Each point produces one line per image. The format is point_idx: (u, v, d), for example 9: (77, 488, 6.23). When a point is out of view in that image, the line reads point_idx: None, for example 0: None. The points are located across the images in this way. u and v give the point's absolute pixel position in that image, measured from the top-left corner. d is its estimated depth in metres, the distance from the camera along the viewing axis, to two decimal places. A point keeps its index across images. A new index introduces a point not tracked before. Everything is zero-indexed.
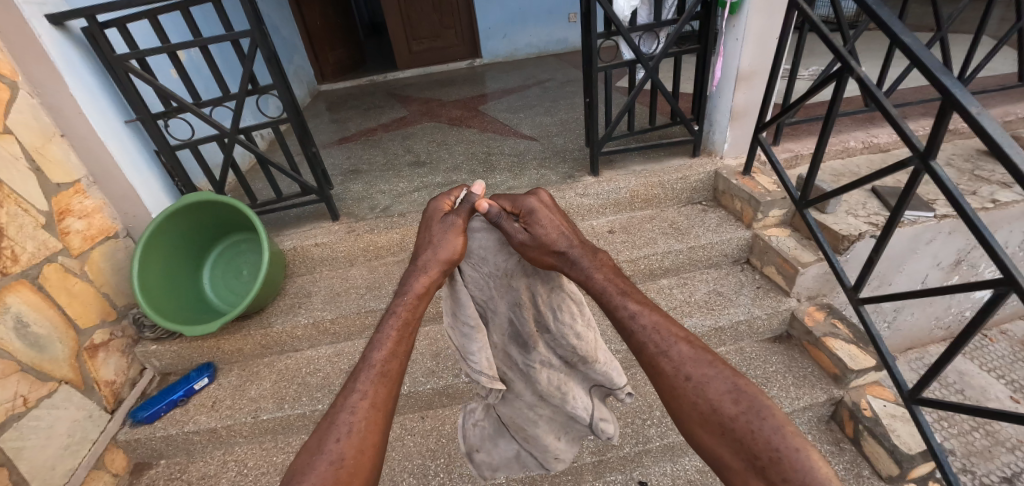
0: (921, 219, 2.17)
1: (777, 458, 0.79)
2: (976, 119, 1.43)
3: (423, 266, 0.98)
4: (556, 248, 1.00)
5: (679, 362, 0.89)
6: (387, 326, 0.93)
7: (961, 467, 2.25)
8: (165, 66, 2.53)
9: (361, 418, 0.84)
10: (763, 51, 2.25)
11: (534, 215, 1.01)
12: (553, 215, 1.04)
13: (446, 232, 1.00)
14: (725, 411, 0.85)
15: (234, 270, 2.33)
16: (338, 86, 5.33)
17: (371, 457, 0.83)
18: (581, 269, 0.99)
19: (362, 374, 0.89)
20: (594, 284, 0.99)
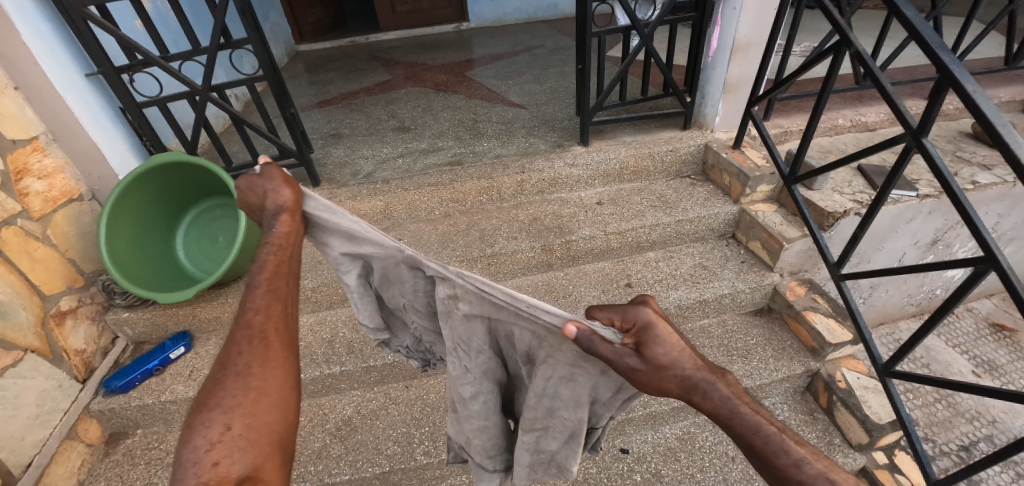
0: (905, 198, 2.19)
1: None
2: (971, 97, 1.42)
3: (274, 207, 1.00)
4: (684, 369, 0.82)
5: None
6: (262, 250, 0.95)
7: (923, 436, 2.37)
8: (128, 15, 2.34)
9: (259, 330, 0.88)
10: (760, 21, 2.19)
11: (648, 331, 0.85)
12: (670, 329, 0.87)
13: (275, 178, 1.03)
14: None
15: (208, 236, 2.23)
16: (318, 46, 5.10)
17: (279, 363, 0.86)
18: (722, 401, 0.80)
19: (251, 294, 0.92)
20: (745, 427, 0.79)
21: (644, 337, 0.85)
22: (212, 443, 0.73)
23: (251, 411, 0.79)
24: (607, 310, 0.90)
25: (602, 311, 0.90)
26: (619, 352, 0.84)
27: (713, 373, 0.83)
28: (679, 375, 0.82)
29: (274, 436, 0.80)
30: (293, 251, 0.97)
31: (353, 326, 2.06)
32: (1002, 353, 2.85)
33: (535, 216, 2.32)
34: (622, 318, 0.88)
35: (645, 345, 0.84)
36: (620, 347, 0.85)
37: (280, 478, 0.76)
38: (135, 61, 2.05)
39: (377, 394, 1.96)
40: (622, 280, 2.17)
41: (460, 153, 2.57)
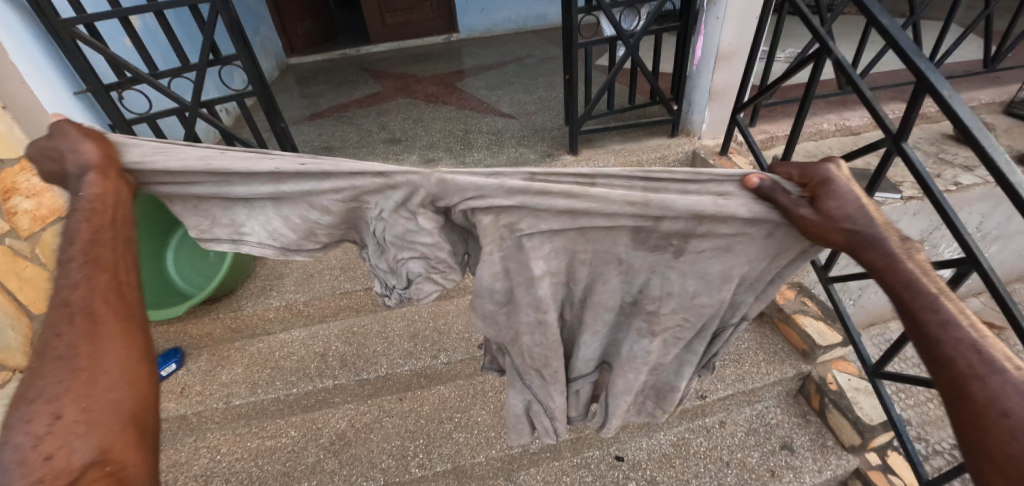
0: (889, 201, 2.23)
1: None
2: (947, 102, 1.45)
3: (84, 175, 0.94)
4: (865, 227, 0.88)
5: (999, 391, 0.77)
6: (75, 220, 0.90)
7: (916, 436, 2.39)
8: (117, 33, 2.35)
9: (79, 309, 0.85)
10: (742, 30, 2.24)
11: (829, 186, 0.91)
12: (859, 192, 0.91)
13: (82, 140, 0.97)
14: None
15: (201, 252, 2.26)
16: (308, 59, 5.12)
17: (117, 340, 0.86)
18: (884, 254, 0.87)
19: (67, 271, 0.87)
20: (900, 278, 0.87)
21: (828, 189, 0.91)
22: (42, 436, 0.73)
23: (85, 395, 0.79)
24: (795, 165, 0.98)
25: (790, 166, 0.99)
26: (795, 201, 0.93)
27: (892, 230, 0.89)
28: (845, 228, 0.89)
29: (122, 413, 0.82)
30: (115, 212, 0.95)
31: (346, 338, 2.06)
32: None
33: None
34: (813, 175, 0.94)
35: (825, 196, 0.91)
36: (798, 197, 0.93)
37: (135, 452, 0.81)
38: (124, 78, 2.06)
39: (370, 407, 1.95)
40: None
41: (451, 164, 2.59)
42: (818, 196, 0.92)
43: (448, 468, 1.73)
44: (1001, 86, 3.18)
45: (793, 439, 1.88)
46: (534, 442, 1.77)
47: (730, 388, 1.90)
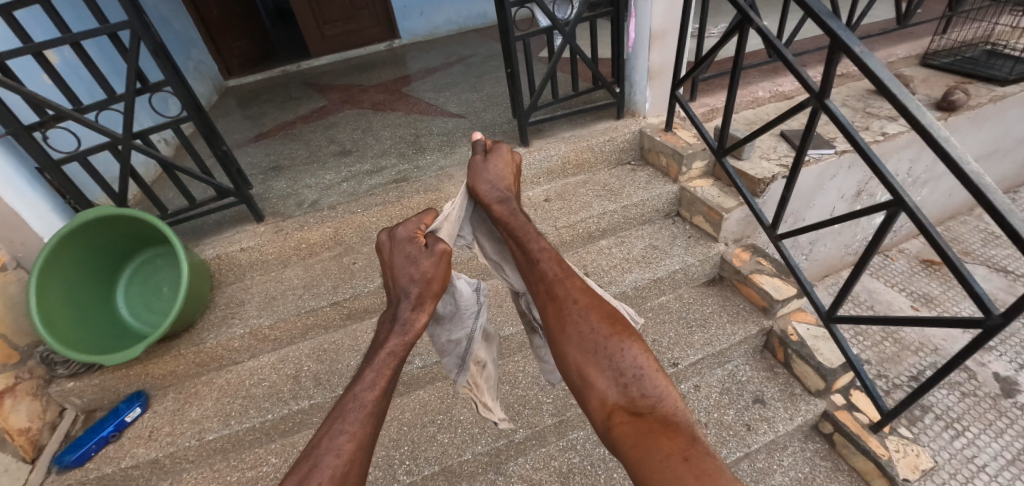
0: (824, 156, 2.38)
1: (639, 375, 1.01)
2: (860, 57, 1.55)
3: (508, 188, 1.33)
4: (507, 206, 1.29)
5: (569, 289, 1.17)
6: (381, 365, 1.00)
7: (876, 373, 2.55)
8: (32, 70, 2.22)
9: (345, 459, 0.86)
10: (671, 9, 2.32)
11: (494, 155, 1.40)
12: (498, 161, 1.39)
13: (439, 239, 1.19)
14: (626, 368, 1.02)
15: (153, 289, 2.14)
16: (247, 79, 4.96)
17: (355, 471, 0.86)
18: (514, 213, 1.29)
19: (349, 413, 0.92)
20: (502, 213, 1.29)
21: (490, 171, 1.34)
22: None
23: None
24: (488, 165, 1.36)
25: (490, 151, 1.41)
26: (484, 168, 1.35)
27: (553, 261, 1.22)
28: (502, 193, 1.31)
29: None
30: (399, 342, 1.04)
31: (318, 357, 2.03)
32: (934, 286, 3.10)
33: None
34: (486, 159, 1.39)
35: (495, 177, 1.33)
36: (484, 156, 1.39)
37: None
38: (46, 117, 1.95)
39: None
40: (579, 271, 2.22)
41: (405, 170, 2.57)
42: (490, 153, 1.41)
43: (436, 471, 1.72)
44: (915, 40, 3.40)
45: (764, 392, 1.97)
46: (519, 431, 1.79)
47: (700, 352, 1.96)
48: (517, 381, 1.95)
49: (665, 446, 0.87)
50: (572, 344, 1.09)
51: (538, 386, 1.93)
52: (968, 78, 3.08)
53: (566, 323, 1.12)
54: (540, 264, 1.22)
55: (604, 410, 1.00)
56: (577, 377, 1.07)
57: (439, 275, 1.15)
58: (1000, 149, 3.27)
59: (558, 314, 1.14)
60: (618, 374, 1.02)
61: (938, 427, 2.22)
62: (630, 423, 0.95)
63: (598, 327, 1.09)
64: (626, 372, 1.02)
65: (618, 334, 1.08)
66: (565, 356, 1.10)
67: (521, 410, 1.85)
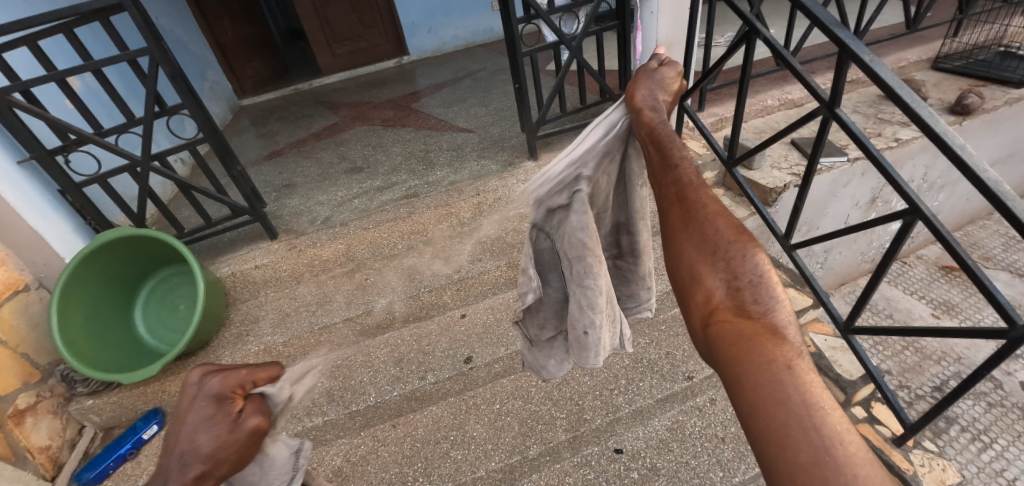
0: (837, 164, 2.36)
1: (756, 281, 0.74)
2: (869, 66, 1.54)
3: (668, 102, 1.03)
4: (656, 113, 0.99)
5: (691, 182, 0.87)
6: None
7: (897, 383, 2.49)
8: (55, 96, 2.29)
9: None
10: (677, 21, 2.33)
11: (663, 66, 1.05)
12: (667, 83, 1.05)
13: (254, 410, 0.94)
14: (744, 271, 0.75)
15: (169, 307, 2.17)
16: (261, 98, 5.07)
17: None
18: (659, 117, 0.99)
19: None
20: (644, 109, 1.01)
21: (650, 84, 1.04)
22: None
23: None
24: (660, 73, 1.05)
25: (663, 68, 1.06)
26: (654, 71, 1.04)
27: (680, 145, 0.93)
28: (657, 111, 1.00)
29: None
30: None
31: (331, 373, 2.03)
32: (954, 293, 3.03)
33: (497, 235, 2.37)
34: (663, 66, 1.05)
35: (654, 89, 1.03)
36: (659, 61, 1.05)
37: None
38: (69, 141, 2.01)
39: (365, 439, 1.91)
40: None
41: (416, 185, 2.60)
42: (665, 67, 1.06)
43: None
44: (925, 44, 3.37)
45: None
46: (533, 447, 1.77)
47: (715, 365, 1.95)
48: (530, 397, 1.93)
49: (769, 350, 0.66)
50: (689, 243, 0.81)
51: (552, 401, 1.91)
52: (981, 81, 3.04)
53: (679, 216, 0.84)
54: (679, 158, 0.91)
55: (705, 309, 0.76)
56: (680, 273, 0.82)
57: (234, 453, 0.89)
58: (1018, 152, 3.22)
59: (685, 209, 0.84)
60: (734, 277, 0.75)
61: (965, 439, 2.16)
62: (737, 326, 0.71)
63: (719, 219, 0.81)
64: (744, 276, 0.75)
65: (741, 232, 0.79)
66: (672, 250, 0.84)
67: (534, 426, 1.84)
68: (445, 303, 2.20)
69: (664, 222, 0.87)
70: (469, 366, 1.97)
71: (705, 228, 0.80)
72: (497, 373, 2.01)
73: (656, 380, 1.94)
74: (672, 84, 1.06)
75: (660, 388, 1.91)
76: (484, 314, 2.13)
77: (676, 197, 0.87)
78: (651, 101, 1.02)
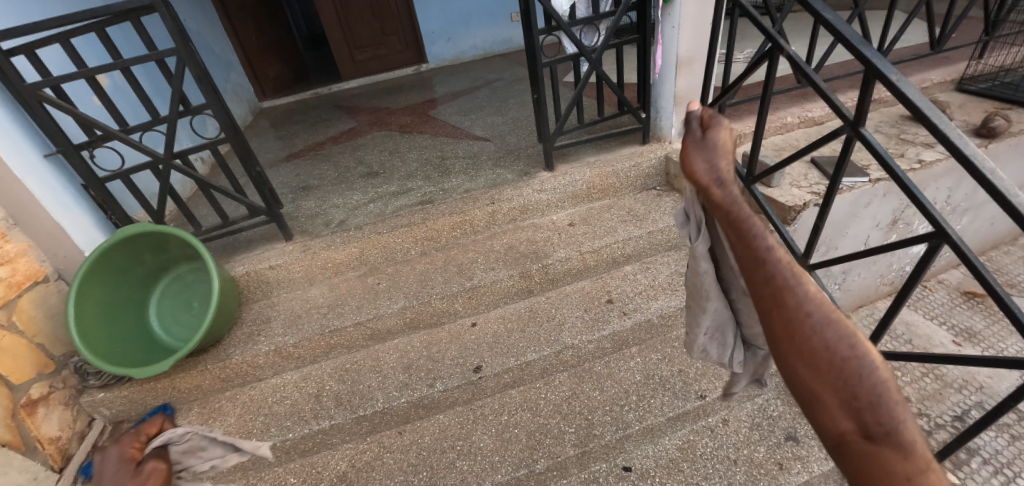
0: (858, 184, 2.32)
1: (876, 400, 0.82)
2: (896, 86, 1.52)
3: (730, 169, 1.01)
4: (722, 185, 0.98)
5: (800, 295, 0.91)
6: None
7: (917, 411, 2.41)
8: (84, 93, 2.35)
9: None
10: (698, 36, 2.33)
11: (715, 127, 1.03)
12: (722, 144, 1.03)
13: None
14: (860, 391, 0.83)
15: (183, 303, 2.19)
16: (281, 100, 5.15)
17: None
18: (731, 197, 0.98)
19: None
20: (712, 184, 1.00)
21: (705, 151, 1.02)
22: None
23: None
24: (715, 136, 1.03)
25: (714, 125, 1.03)
26: (704, 138, 1.03)
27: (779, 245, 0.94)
28: (721, 180, 0.99)
29: None
30: None
31: (339, 376, 2.03)
32: (977, 320, 2.95)
33: (510, 244, 2.37)
34: (710, 124, 1.04)
35: (710, 155, 1.02)
36: (707, 126, 1.04)
37: None
38: (95, 136, 2.05)
39: (370, 444, 1.89)
40: (603, 297, 2.19)
41: (431, 192, 2.60)
42: (713, 125, 1.04)
43: None
44: (950, 65, 3.32)
45: None
46: (540, 461, 1.74)
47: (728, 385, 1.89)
48: (539, 409, 1.91)
49: (895, 466, 0.78)
50: (803, 362, 0.89)
51: (560, 414, 1.88)
52: (1008, 104, 2.98)
53: (789, 334, 0.91)
54: (766, 260, 0.93)
55: (835, 435, 0.86)
56: (801, 388, 0.90)
57: None
58: None
59: (792, 331, 0.90)
60: (854, 398, 0.84)
61: (986, 472, 2.09)
62: (866, 450, 0.81)
63: (830, 334, 0.87)
64: (863, 397, 0.83)
65: (857, 349, 0.86)
66: (788, 365, 0.92)
67: (542, 439, 1.80)
68: (455, 310, 2.19)
69: (775, 333, 0.94)
70: (478, 376, 1.92)
71: (820, 348, 0.87)
72: (506, 383, 1.99)
73: (668, 397, 1.89)
74: (726, 147, 1.02)
75: (671, 406, 1.86)
76: (495, 324, 2.15)
77: (779, 307, 0.92)
78: (714, 169, 1.00)
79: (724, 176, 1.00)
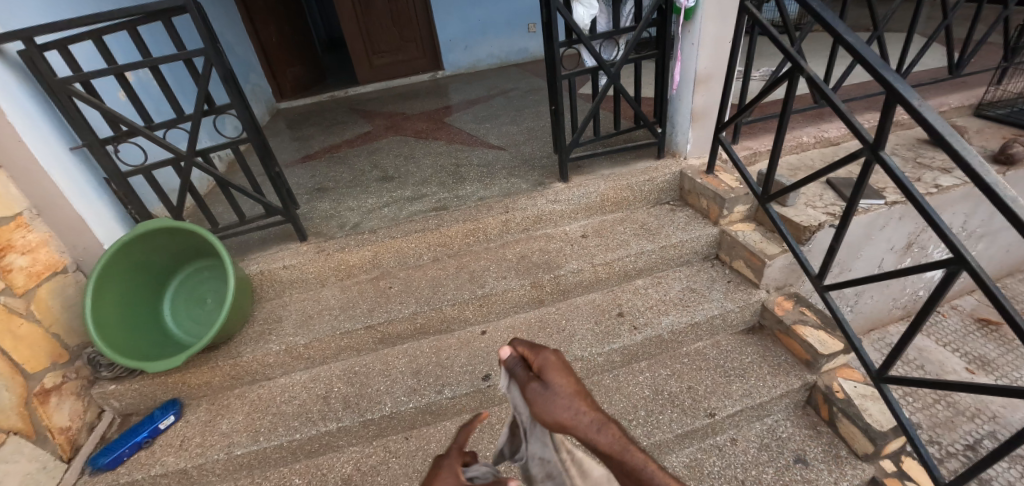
0: (874, 206, 2.31)
1: None
2: (918, 110, 1.52)
3: (577, 397, 0.86)
4: (581, 429, 0.83)
5: None
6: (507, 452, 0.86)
7: (927, 439, 2.38)
8: (110, 88, 2.40)
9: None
10: (717, 54, 2.34)
11: (544, 363, 0.90)
12: (559, 379, 0.89)
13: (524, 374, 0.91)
14: None
15: (196, 300, 2.21)
16: (297, 102, 5.21)
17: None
18: (602, 441, 0.81)
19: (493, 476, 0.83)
20: (577, 431, 0.84)
21: (550, 393, 0.87)
22: None
23: None
24: (543, 371, 0.89)
25: (536, 358, 0.92)
26: (528, 385, 0.90)
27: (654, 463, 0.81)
28: (581, 420, 0.84)
29: None
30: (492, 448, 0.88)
31: (348, 379, 2.04)
32: (991, 348, 2.90)
33: (522, 254, 2.37)
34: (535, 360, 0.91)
35: (555, 395, 0.87)
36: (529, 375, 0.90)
37: None
38: (120, 132, 2.09)
39: (376, 449, 1.90)
40: (613, 310, 2.19)
41: (445, 198, 2.62)
42: (540, 363, 0.91)
43: None
44: (968, 90, 3.31)
45: (806, 452, 1.86)
46: None
47: (738, 404, 1.87)
48: None
49: None
50: None
51: None
52: None
53: None
54: None
55: None
56: None
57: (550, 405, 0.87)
58: None
59: None
60: None
61: None
62: None
63: None
64: None
65: None
66: None
67: None
68: (466, 317, 2.20)
69: None
70: (486, 384, 1.90)
71: None
72: None
73: (677, 414, 1.87)
74: (565, 383, 0.88)
75: (680, 423, 1.83)
76: (504, 333, 2.15)
77: None
78: (563, 410, 0.85)
79: (576, 413, 0.85)
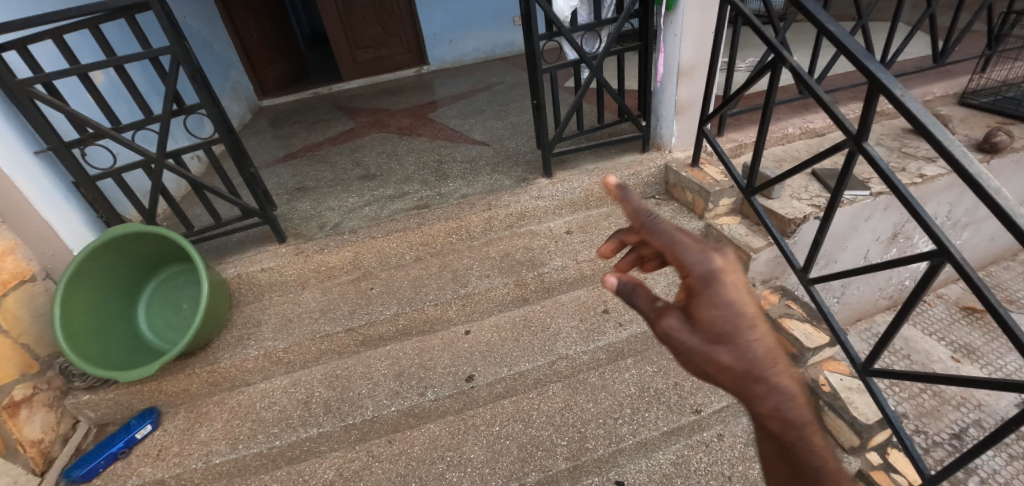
0: (859, 198, 2.29)
1: None
2: (900, 100, 1.49)
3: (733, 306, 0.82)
4: (731, 343, 0.78)
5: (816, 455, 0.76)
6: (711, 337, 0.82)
7: (913, 428, 2.39)
8: (77, 89, 2.32)
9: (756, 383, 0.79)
10: (700, 45, 2.30)
11: (700, 269, 0.83)
12: (721, 285, 0.82)
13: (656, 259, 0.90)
14: None
15: (172, 305, 2.15)
16: (279, 100, 5.12)
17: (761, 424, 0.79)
18: (747, 356, 0.78)
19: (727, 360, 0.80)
20: (732, 357, 0.78)
21: (695, 298, 0.81)
22: None
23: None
24: (697, 274, 0.82)
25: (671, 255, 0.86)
26: (661, 310, 0.83)
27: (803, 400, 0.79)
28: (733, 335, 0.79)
29: None
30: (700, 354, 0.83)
31: (330, 382, 2.00)
32: (975, 336, 2.92)
33: (506, 251, 2.34)
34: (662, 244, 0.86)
35: (700, 301, 0.81)
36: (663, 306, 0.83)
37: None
38: (86, 134, 2.01)
39: (359, 453, 1.87)
40: (599, 307, 2.16)
41: (427, 196, 2.58)
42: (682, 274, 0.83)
43: None
44: (951, 79, 3.31)
45: None
46: (531, 473, 1.70)
47: (724, 400, 1.86)
48: (531, 420, 1.88)
49: None
50: None
51: (553, 426, 1.85)
52: (1009, 119, 2.96)
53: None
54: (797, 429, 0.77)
55: None
56: None
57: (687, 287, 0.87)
58: None
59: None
60: None
61: None
62: None
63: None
64: None
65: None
66: None
67: (534, 452, 1.77)
68: (450, 317, 2.16)
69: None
70: (470, 386, 1.88)
71: None
72: (498, 393, 1.95)
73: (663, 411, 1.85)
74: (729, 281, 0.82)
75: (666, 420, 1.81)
76: (489, 332, 2.12)
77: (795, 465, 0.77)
78: (708, 330, 0.80)
79: (725, 334, 0.79)
